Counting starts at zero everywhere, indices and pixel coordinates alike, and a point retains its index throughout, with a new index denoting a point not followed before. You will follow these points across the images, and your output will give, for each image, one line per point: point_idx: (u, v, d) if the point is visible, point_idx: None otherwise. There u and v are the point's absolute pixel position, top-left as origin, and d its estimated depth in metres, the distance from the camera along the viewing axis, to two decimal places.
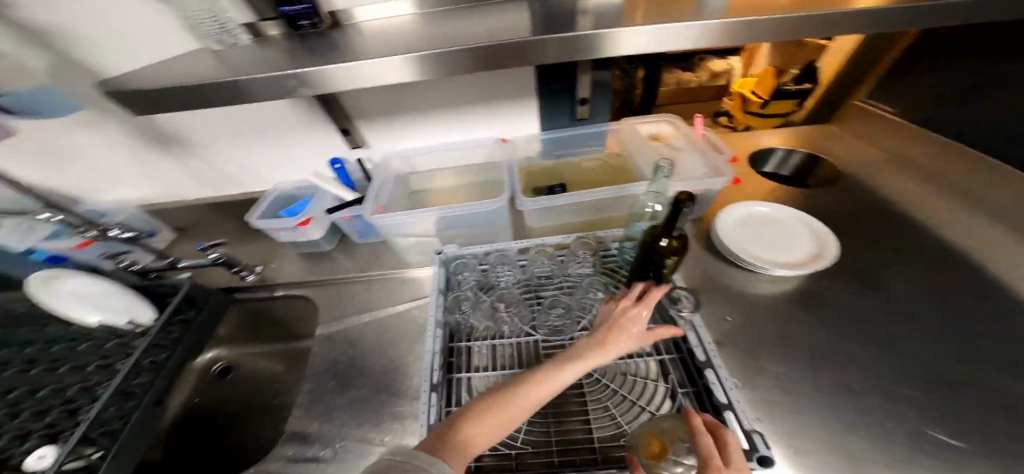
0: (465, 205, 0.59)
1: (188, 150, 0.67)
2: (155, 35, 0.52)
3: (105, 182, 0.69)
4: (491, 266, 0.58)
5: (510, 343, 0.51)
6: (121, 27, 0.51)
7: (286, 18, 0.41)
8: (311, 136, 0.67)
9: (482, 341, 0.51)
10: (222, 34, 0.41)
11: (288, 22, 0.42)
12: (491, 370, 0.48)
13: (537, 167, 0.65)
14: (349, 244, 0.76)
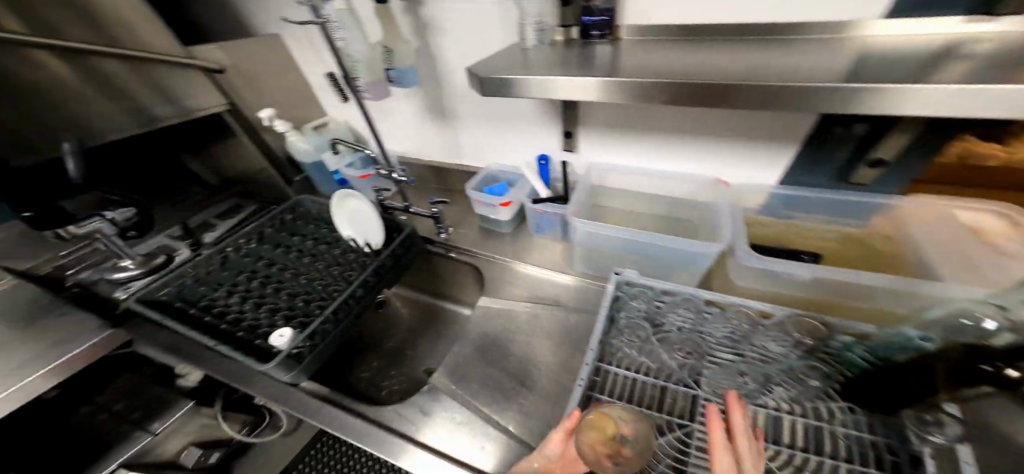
0: (664, 237, 0.58)
1: (445, 123, 0.85)
2: (491, 34, 0.62)
3: (389, 131, 0.96)
4: (668, 306, 0.54)
5: (661, 388, 0.49)
6: (476, 26, 0.62)
7: (583, 27, 0.52)
8: (536, 133, 0.74)
9: (631, 373, 0.51)
10: (540, 32, 0.52)
11: (583, 30, 0.52)
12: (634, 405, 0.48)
13: (760, 222, 0.59)
14: (523, 232, 0.84)
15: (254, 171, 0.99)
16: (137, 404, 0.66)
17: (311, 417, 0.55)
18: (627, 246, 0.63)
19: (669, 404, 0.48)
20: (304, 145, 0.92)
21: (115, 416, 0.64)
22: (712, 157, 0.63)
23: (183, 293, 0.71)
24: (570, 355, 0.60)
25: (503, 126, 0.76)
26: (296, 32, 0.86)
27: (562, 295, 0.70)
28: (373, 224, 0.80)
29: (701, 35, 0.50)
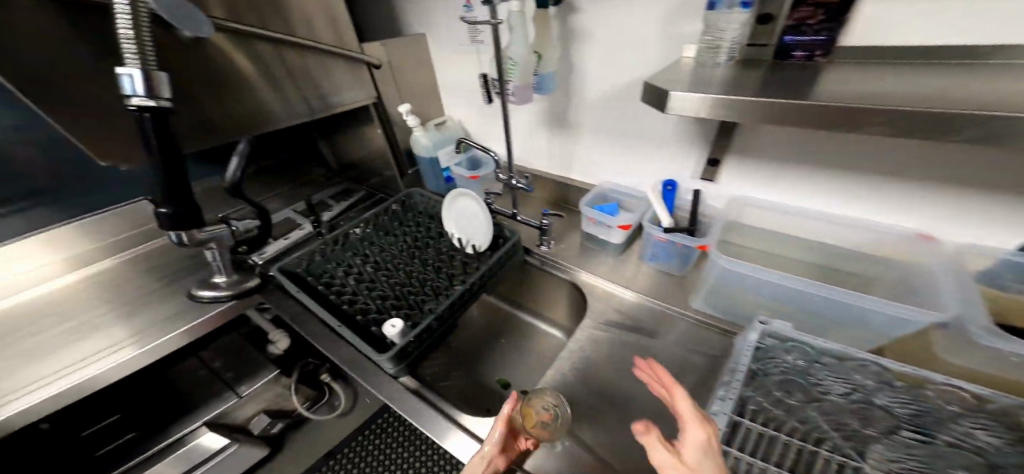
0: (827, 289, 0.50)
1: (565, 134, 0.84)
2: (643, 45, 0.61)
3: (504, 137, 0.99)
4: (825, 366, 0.46)
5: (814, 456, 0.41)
6: (629, 36, 0.61)
7: (780, 47, 0.48)
8: (668, 154, 0.70)
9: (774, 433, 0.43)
10: (709, 54, 0.50)
11: (780, 51, 0.48)
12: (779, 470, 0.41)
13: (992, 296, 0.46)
14: (629, 256, 0.80)
15: (373, 161, 1.09)
16: (229, 366, 0.76)
17: (411, 416, 0.58)
18: (781, 294, 0.56)
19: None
20: (424, 141, 0.99)
21: (215, 373, 0.75)
22: (917, 209, 0.50)
23: (311, 267, 0.80)
24: (682, 400, 0.54)
25: (630, 143, 0.74)
26: (441, 40, 0.94)
27: (671, 330, 0.64)
28: (481, 226, 0.82)
29: (926, 59, 0.42)
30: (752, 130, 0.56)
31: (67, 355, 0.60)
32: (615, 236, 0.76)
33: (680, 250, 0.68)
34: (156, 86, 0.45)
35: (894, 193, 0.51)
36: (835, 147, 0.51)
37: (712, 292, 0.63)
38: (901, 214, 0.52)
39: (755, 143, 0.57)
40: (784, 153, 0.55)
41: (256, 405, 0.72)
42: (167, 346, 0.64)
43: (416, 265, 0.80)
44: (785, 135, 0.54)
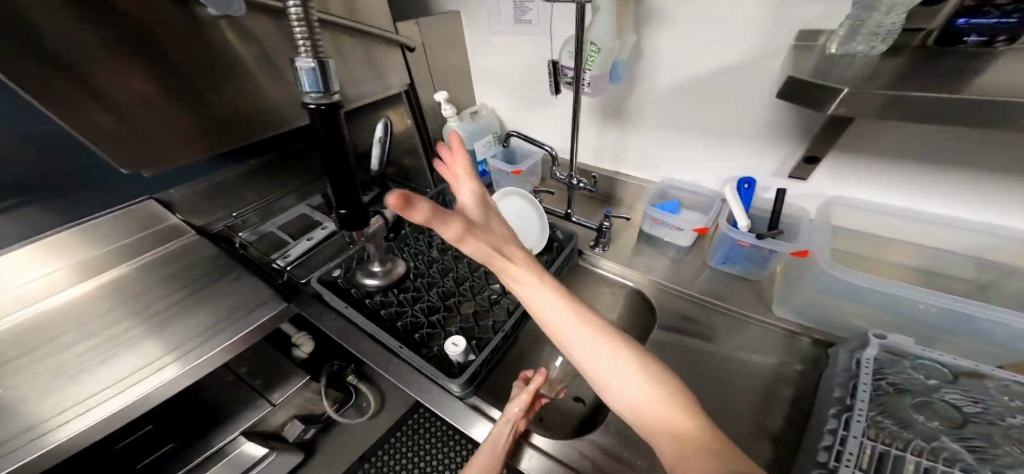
0: (946, 299, 0.47)
1: (621, 126, 0.77)
2: (735, 32, 0.54)
3: (541, 129, 0.91)
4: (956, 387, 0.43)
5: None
6: (719, 22, 0.55)
7: (950, 30, 0.40)
8: (750, 148, 0.65)
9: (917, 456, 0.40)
10: (863, 37, 0.43)
11: (947, 34, 0.40)
12: None
13: None
14: (691, 258, 0.76)
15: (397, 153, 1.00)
16: (258, 372, 0.66)
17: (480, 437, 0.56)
18: (879, 299, 0.52)
19: None
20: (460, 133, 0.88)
21: (245, 381, 0.64)
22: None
23: (349, 275, 0.77)
24: (782, 419, 0.51)
25: (709, 133, 0.68)
26: (475, 17, 0.83)
27: (756, 341, 0.60)
28: (537, 227, 0.76)
29: None
30: (882, 127, 0.51)
31: (97, 377, 0.48)
32: (685, 239, 0.73)
33: (766, 254, 0.64)
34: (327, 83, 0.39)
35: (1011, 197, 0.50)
36: (982, 151, 0.47)
37: (797, 298, 0.60)
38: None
39: (879, 142, 0.53)
40: (904, 146, 0.52)
41: (286, 412, 0.65)
42: (212, 361, 0.52)
43: (462, 278, 0.79)
44: (922, 135, 0.50)
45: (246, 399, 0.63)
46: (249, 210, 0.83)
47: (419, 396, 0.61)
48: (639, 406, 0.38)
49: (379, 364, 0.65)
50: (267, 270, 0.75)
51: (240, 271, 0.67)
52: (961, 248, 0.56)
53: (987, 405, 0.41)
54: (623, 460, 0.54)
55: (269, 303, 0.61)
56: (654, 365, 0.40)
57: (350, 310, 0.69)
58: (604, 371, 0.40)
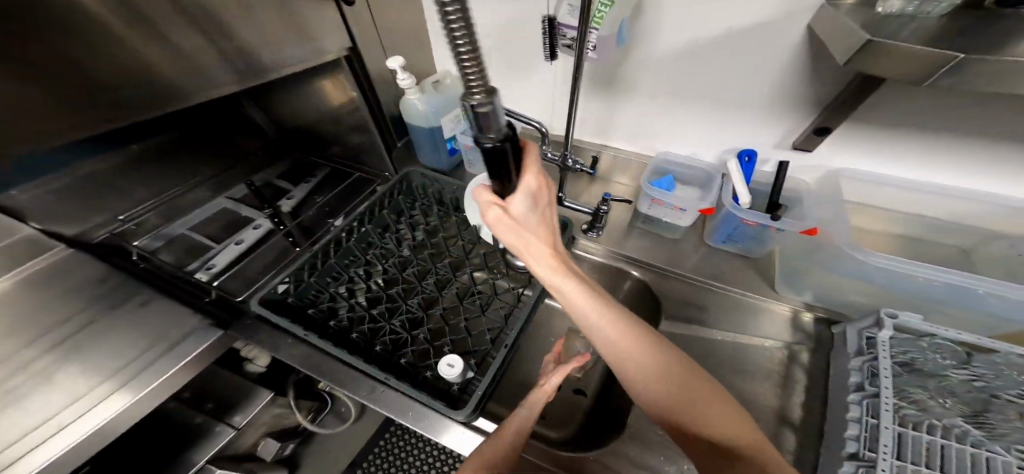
0: (945, 273, 0.48)
1: (615, 96, 0.70)
2: None
3: (518, 100, 0.79)
4: (969, 368, 0.44)
5: (976, 453, 0.39)
6: None
7: None
8: (755, 120, 0.62)
9: (932, 436, 0.41)
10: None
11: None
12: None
13: None
14: (689, 238, 0.74)
15: (341, 130, 0.81)
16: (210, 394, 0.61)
17: None
18: (884, 277, 0.53)
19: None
20: (421, 109, 0.72)
21: (194, 407, 0.59)
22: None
23: (302, 291, 0.62)
24: (788, 399, 0.54)
25: (719, 106, 0.63)
26: None
27: (763, 327, 0.61)
28: None
29: None
30: (900, 98, 0.50)
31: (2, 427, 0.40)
32: (686, 220, 0.68)
33: (769, 233, 0.63)
34: (490, 120, 0.25)
35: (1002, 165, 0.53)
36: (998, 116, 0.47)
37: (804, 281, 0.61)
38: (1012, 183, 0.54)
39: (896, 109, 0.52)
40: (915, 118, 0.52)
41: (257, 432, 0.66)
42: (168, 385, 0.48)
43: (444, 279, 0.68)
44: (946, 99, 0.49)
45: (206, 428, 0.58)
46: (145, 209, 0.69)
47: (419, 427, 0.54)
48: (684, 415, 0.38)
49: (365, 396, 0.57)
50: (190, 287, 0.60)
51: (140, 293, 0.55)
52: (944, 214, 0.60)
53: (985, 377, 0.43)
54: (651, 469, 0.49)
55: (199, 332, 0.54)
56: (694, 382, 0.39)
57: (314, 337, 0.56)
58: (647, 381, 0.39)
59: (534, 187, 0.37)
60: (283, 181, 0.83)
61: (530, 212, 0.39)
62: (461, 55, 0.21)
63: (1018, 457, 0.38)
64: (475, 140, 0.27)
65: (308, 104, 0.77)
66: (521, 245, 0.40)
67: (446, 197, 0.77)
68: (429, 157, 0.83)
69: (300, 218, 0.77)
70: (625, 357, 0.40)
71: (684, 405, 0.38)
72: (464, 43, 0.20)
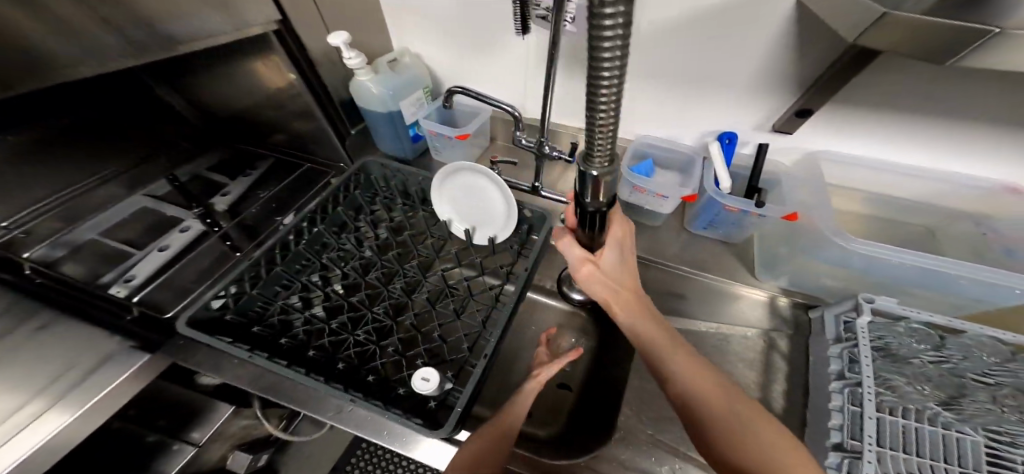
0: (911, 254, 0.51)
1: (593, 75, 0.65)
2: None
3: (487, 80, 0.72)
4: (929, 347, 0.49)
5: (934, 430, 0.43)
6: None
7: None
8: (737, 102, 0.60)
9: (902, 418, 0.43)
10: None
11: None
12: (911, 453, 0.41)
13: None
14: (667, 226, 0.73)
15: (285, 117, 0.71)
16: (165, 412, 0.60)
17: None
18: (861, 261, 0.54)
19: (945, 449, 0.42)
20: (376, 93, 0.63)
21: (145, 425, 0.58)
22: (995, 161, 0.54)
23: (243, 305, 0.53)
24: (763, 385, 0.56)
25: (700, 87, 0.60)
26: None
27: (743, 314, 0.63)
28: (501, 213, 0.62)
29: None
30: (882, 78, 0.50)
31: None
32: (666, 207, 0.65)
33: (749, 219, 0.62)
34: (602, 185, 0.37)
35: (967, 149, 0.54)
36: (979, 91, 0.47)
37: (781, 266, 0.62)
38: (977, 166, 0.55)
39: (884, 86, 0.51)
40: (891, 100, 0.52)
41: (225, 445, 0.69)
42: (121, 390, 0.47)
43: (412, 280, 0.62)
44: (936, 76, 0.47)
45: (164, 445, 0.61)
46: (37, 212, 0.57)
47: (393, 445, 0.49)
48: (721, 430, 0.37)
49: (332, 417, 0.51)
50: (109, 304, 0.53)
51: (37, 314, 0.47)
52: (909, 194, 0.63)
53: (953, 359, 0.48)
54: (641, 470, 0.50)
55: (121, 355, 0.49)
56: (740, 406, 0.38)
57: (261, 357, 0.48)
58: (697, 404, 0.39)
59: (618, 247, 0.47)
60: (216, 174, 0.75)
61: (616, 266, 0.48)
62: (596, 127, 0.31)
63: (984, 435, 0.43)
64: (581, 202, 0.40)
65: (242, 87, 0.66)
66: (608, 296, 0.48)
67: (411, 188, 0.68)
68: (389, 144, 0.75)
69: (240, 216, 0.69)
70: (681, 385, 0.40)
71: (732, 433, 0.37)
72: (604, 115, 0.29)
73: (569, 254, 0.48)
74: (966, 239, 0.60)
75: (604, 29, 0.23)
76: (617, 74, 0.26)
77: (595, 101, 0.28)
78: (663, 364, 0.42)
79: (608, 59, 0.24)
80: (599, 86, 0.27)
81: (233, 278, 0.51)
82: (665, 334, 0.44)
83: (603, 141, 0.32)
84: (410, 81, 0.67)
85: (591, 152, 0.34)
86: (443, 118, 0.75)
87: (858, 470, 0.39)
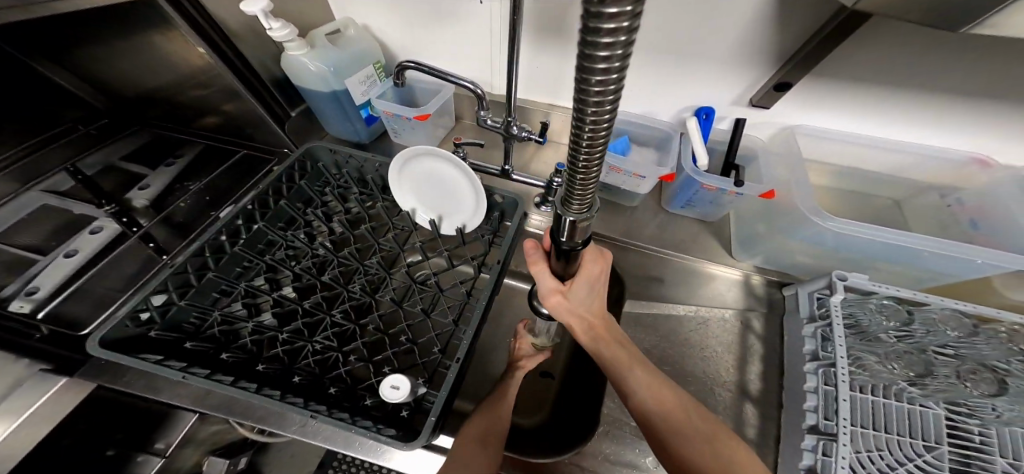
0: (881, 230, 0.51)
1: (563, 45, 0.59)
2: None
3: (447, 52, 0.64)
4: (885, 321, 0.53)
5: (899, 405, 0.48)
6: None
7: None
8: (715, 75, 0.56)
9: (871, 396, 0.48)
10: None
11: None
12: (880, 429, 0.46)
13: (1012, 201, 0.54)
14: (646, 207, 0.71)
15: (211, 98, 0.62)
16: (122, 423, 0.55)
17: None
18: (834, 238, 0.54)
19: (910, 423, 0.46)
20: (316, 70, 0.54)
21: (97, 431, 0.51)
22: (959, 133, 0.55)
23: (174, 317, 0.47)
24: (740, 366, 0.56)
25: (675, 59, 0.56)
26: None
27: (721, 295, 0.63)
28: (468, 202, 0.57)
29: None
30: (862, 47, 0.48)
31: None
32: (644, 187, 0.62)
33: (727, 197, 0.60)
34: (578, 229, 0.31)
35: (935, 121, 0.54)
36: (951, 60, 0.46)
37: (757, 244, 0.61)
38: (943, 139, 0.56)
39: (862, 54, 0.49)
40: (872, 69, 0.50)
41: (199, 451, 0.65)
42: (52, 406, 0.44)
43: (373, 278, 0.57)
44: (912, 49, 0.47)
45: (127, 458, 0.56)
46: None
47: (367, 455, 0.47)
48: (679, 446, 0.42)
49: (296, 431, 0.48)
50: (10, 322, 0.45)
51: None
52: (880, 168, 0.63)
53: (917, 335, 0.52)
54: (627, 463, 0.50)
55: (36, 378, 0.44)
56: (694, 423, 0.43)
57: (198, 376, 0.42)
58: (659, 424, 0.43)
59: (591, 283, 0.47)
60: (132, 164, 0.65)
61: (586, 299, 0.48)
62: (578, 168, 0.23)
63: (944, 408, 0.47)
64: (557, 242, 0.35)
65: (154, 62, 0.56)
66: (575, 322, 0.50)
67: (368, 175, 0.63)
68: (340, 126, 0.67)
69: (166, 211, 0.61)
70: (641, 399, 0.45)
71: (681, 436, 0.42)
72: (586, 157, 0.22)
73: (540, 284, 0.46)
74: (931, 210, 0.61)
75: (601, 47, 0.15)
76: (610, 108, 0.18)
77: (576, 140, 0.21)
78: (625, 385, 0.46)
79: (602, 94, 0.17)
80: (584, 125, 0.19)
81: (156, 286, 0.45)
82: (627, 355, 0.48)
83: (583, 184, 0.25)
84: (356, 56, 0.58)
85: (569, 196, 0.27)
86: (399, 97, 0.67)
87: (831, 451, 0.42)
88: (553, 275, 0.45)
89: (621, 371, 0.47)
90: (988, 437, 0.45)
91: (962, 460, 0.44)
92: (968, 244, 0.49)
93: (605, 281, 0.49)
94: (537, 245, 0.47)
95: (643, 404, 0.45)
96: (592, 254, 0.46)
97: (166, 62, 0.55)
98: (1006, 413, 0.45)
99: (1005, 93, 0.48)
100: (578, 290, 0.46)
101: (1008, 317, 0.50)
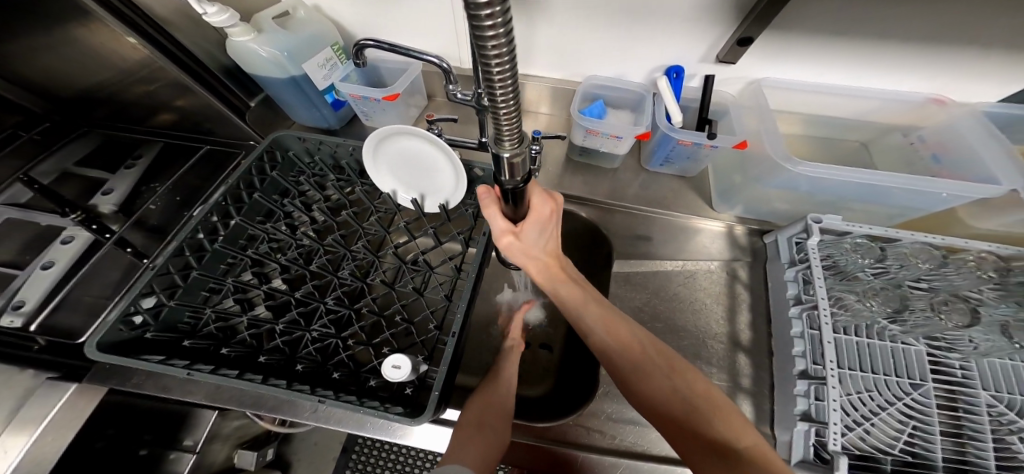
0: (850, 171, 0.52)
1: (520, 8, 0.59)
2: None
3: (408, 29, 0.64)
4: (860, 257, 0.55)
5: (884, 345, 0.50)
6: None
7: None
8: (675, 32, 0.57)
9: (861, 338, 0.50)
10: None
11: None
12: (872, 372, 0.48)
13: (969, 135, 0.56)
14: (627, 170, 0.71)
15: (160, 94, 0.60)
16: (149, 424, 0.54)
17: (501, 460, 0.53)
18: (808, 182, 0.55)
19: (897, 363, 0.49)
20: (268, 55, 0.53)
21: (131, 439, 0.51)
22: (917, 74, 0.57)
23: (164, 319, 0.45)
24: (730, 315, 0.58)
25: (634, 20, 0.57)
26: None
27: (707, 248, 0.64)
28: (447, 178, 0.56)
29: None
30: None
31: None
32: (623, 147, 0.63)
33: (704, 150, 0.61)
34: (517, 168, 0.32)
35: (891, 64, 0.56)
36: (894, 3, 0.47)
37: (735, 197, 0.63)
38: (906, 81, 0.58)
39: (813, 7, 0.50)
40: (828, 19, 0.51)
41: (228, 446, 0.65)
42: (76, 411, 0.44)
43: (358, 258, 0.56)
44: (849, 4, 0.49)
45: (160, 458, 0.55)
46: None
47: (380, 433, 0.48)
48: (649, 394, 0.41)
49: (309, 417, 0.48)
50: (8, 337, 0.47)
51: None
52: (847, 115, 0.65)
53: (892, 270, 0.54)
54: (631, 420, 0.52)
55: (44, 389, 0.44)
56: (660, 364, 0.44)
57: (204, 372, 0.41)
58: (624, 363, 0.44)
59: (541, 225, 0.48)
60: (91, 169, 0.63)
61: (538, 241, 0.50)
62: (498, 111, 0.24)
63: (925, 344, 0.50)
64: (500, 183, 0.36)
65: (89, 57, 0.54)
66: (531, 264, 0.52)
67: (343, 160, 0.61)
68: (307, 113, 0.66)
69: (137, 215, 0.59)
70: (598, 335, 0.47)
71: (641, 374, 0.43)
72: (504, 102, 0.23)
73: (494, 226, 0.47)
74: (897, 150, 0.63)
75: (490, 54, 0.19)
76: (509, 53, 0.19)
77: (492, 101, 0.23)
78: (586, 324, 0.48)
79: (499, 49, 0.18)
80: (494, 87, 0.21)
81: (142, 289, 0.44)
82: (586, 299, 0.50)
83: (508, 121, 0.25)
84: (312, 39, 0.57)
85: (500, 134, 0.27)
86: (365, 78, 0.66)
87: (823, 394, 0.44)
88: (504, 218, 0.47)
89: (580, 314, 0.49)
90: (970, 370, 0.48)
91: (947, 395, 0.47)
92: (937, 178, 0.50)
93: (556, 222, 0.51)
94: (490, 189, 0.48)
95: (598, 339, 0.47)
96: (540, 197, 0.48)
97: (105, 57, 0.54)
98: (983, 344, 0.48)
99: (944, 35, 0.50)
100: (525, 232, 0.48)
101: (974, 246, 0.53)
